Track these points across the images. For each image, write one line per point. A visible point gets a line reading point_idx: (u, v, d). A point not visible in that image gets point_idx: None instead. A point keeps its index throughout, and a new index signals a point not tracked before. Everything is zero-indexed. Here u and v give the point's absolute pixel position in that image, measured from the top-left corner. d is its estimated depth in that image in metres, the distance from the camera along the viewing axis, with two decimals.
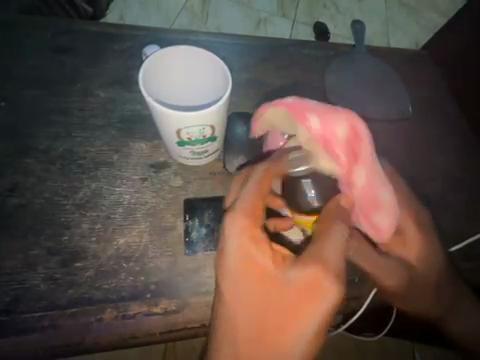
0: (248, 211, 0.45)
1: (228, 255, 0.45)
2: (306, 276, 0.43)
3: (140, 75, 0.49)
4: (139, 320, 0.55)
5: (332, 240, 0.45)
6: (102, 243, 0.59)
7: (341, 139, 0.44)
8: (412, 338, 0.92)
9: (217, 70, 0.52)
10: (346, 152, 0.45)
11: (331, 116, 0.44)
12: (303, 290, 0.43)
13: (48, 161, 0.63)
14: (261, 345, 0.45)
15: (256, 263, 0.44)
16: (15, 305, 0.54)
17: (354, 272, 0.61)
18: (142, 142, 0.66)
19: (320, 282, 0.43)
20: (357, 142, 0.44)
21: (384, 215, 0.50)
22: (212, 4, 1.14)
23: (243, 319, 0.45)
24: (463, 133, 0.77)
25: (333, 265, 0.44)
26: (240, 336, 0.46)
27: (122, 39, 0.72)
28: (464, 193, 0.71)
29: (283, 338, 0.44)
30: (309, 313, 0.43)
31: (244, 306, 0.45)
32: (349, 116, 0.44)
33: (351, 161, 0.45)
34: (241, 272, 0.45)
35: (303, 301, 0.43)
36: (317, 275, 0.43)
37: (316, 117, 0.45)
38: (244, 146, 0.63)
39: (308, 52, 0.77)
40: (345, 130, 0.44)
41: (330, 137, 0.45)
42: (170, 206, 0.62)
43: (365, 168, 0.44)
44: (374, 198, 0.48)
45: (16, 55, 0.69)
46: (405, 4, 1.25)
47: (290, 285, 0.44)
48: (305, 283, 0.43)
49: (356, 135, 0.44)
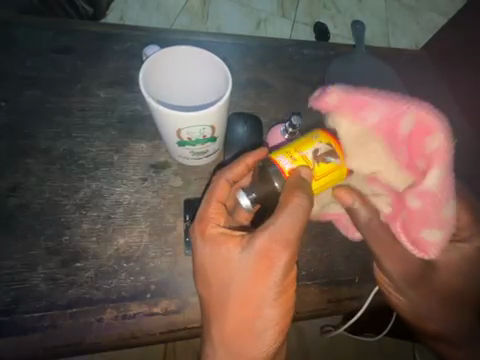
0: (210, 215, 0.52)
1: (197, 251, 0.51)
2: (260, 252, 0.48)
3: (140, 76, 0.49)
4: (140, 321, 0.55)
5: (290, 210, 0.48)
6: (102, 243, 0.59)
7: (406, 134, 0.52)
8: (412, 339, 0.92)
9: (218, 69, 0.52)
10: (408, 135, 0.52)
11: (395, 109, 0.53)
12: (259, 265, 0.48)
13: (49, 161, 0.63)
14: (238, 325, 0.50)
15: (219, 252, 0.50)
16: (15, 305, 0.54)
17: (354, 272, 0.62)
18: (142, 142, 0.66)
19: (273, 255, 0.48)
20: (426, 137, 0.50)
21: (438, 233, 0.53)
22: (212, 4, 1.14)
23: (219, 308, 0.51)
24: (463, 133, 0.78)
25: (285, 236, 0.48)
26: (217, 319, 0.51)
27: (122, 39, 0.72)
28: None
29: (251, 310, 0.50)
30: (268, 285, 0.49)
31: (214, 291, 0.51)
32: (420, 107, 0.51)
33: (411, 157, 0.52)
34: (209, 265, 0.51)
35: (261, 275, 0.48)
36: (267, 248, 0.48)
37: (403, 116, 0.52)
38: (245, 147, 0.64)
39: (309, 52, 0.76)
40: (414, 121, 0.51)
41: (396, 127, 0.53)
42: (170, 206, 0.62)
43: (436, 174, 0.49)
44: (420, 226, 0.53)
45: (16, 55, 0.69)
46: (405, 4, 1.25)
47: (247, 265, 0.49)
48: (260, 258, 0.48)
49: (424, 129, 0.50)
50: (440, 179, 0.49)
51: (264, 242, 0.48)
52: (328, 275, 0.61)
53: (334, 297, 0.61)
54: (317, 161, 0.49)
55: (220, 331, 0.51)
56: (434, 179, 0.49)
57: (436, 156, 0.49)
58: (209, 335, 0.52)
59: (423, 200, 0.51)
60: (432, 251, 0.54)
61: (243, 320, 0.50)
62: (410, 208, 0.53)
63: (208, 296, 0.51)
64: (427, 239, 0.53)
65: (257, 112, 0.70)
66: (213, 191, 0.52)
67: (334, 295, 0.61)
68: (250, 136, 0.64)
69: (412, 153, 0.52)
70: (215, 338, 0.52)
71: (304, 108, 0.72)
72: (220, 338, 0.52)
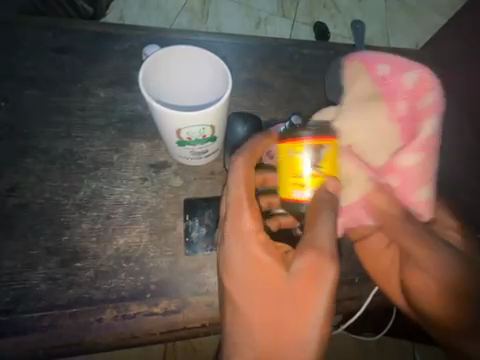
0: (245, 199, 0.50)
1: (235, 254, 0.50)
2: (309, 268, 0.47)
3: (140, 76, 0.48)
4: (140, 321, 0.56)
5: (327, 227, 0.48)
6: (102, 243, 0.59)
7: (408, 96, 0.58)
8: (413, 338, 0.92)
9: (217, 69, 0.52)
10: (407, 109, 0.57)
11: (402, 68, 0.59)
12: (304, 281, 0.47)
13: (48, 161, 0.63)
14: (278, 348, 0.47)
15: (262, 259, 0.49)
16: (15, 305, 0.54)
17: (354, 272, 0.62)
18: (142, 142, 0.66)
19: (319, 272, 0.47)
20: (417, 124, 0.56)
21: (424, 192, 0.57)
22: (212, 4, 1.14)
23: (258, 326, 0.48)
24: (464, 133, 0.77)
25: (329, 250, 0.48)
26: (251, 332, 0.48)
27: (122, 38, 0.72)
28: (467, 193, 0.71)
29: (293, 331, 0.47)
30: (314, 305, 0.47)
31: (254, 299, 0.49)
32: (421, 71, 0.59)
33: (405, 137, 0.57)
34: (249, 275, 0.49)
35: (305, 293, 0.47)
36: (319, 265, 0.47)
37: (385, 66, 0.60)
38: None
39: (309, 52, 0.76)
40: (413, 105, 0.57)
41: (399, 84, 0.59)
42: (170, 206, 0.62)
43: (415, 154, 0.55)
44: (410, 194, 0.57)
45: (16, 55, 0.69)
46: (406, 4, 1.24)
47: (291, 278, 0.47)
48: (305, 274, 0.47)
49: (418, 113, 0.57)
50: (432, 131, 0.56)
51: (310, 257, 0.47)
52: None
53: (334, 297, 0.61)
54: (318, 165, 0.46)
55: (252, 346, 0.48)
56: (409, 160, 0.55)
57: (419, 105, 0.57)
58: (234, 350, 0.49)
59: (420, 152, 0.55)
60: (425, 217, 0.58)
61: (281, 339, 0.47)
62: (403, 169, 0.55)
63: (246, 311, 0.49)
64: (418, 201, 0.57)
65: (256, 112, 0.71)
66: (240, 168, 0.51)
67: (335, 295, 0.61)
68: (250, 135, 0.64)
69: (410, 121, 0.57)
70: (242, 353, 0.48)
71: (304, 107, 0.72)
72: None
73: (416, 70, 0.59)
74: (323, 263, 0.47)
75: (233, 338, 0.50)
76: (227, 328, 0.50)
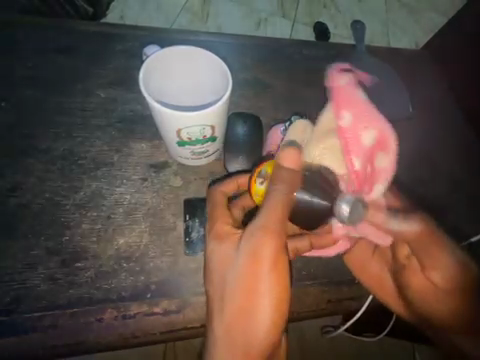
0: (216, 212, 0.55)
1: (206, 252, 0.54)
2: (248, 247, 0.46)
3: (140, 76, 0.48)
4: (140, 320, 0.56)
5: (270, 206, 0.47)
6: (102, 244, 0.59)
7: (365, 147, 0.51)
8: (412, 339, 0.92)
9: (216, 68, 0.52)
10: (363, 160, 0.50)
11: (358, 115, 0.52)
12: (247, 258, 0.46)
13: (49, 161, 0.63)
14: (237, 324, 0.48)
15: (221, 249, 0.51)
16: (15, 305, 0.54)
17: None
18: (143, 142, 0.66)
19: (258, 248, 0.46)
20: (379, 153, 0.53)
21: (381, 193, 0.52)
22: (212, 4, 1.14)
23: (220, 305, 0.50)
24: (464, 134, 0.78)
25: (267, 225, 0.46)
26: (217, 319, 0.49)
27: (122, 39, 0.72)
28: (465, 194, 0.72)
29: (248, 309, 0.47)
30: (261, 279, 0.46)
31: (216, 286, 0.50)
32: (379, 126, 0.52)
33: (364, 173, 0.51)
34: (213, 261, 0.51)
35: (250, 269, 0.46)
36: (256, 242, 0.46)
37: (348, 114, 0.52)
38: (244, 147, 0.63)
39: (309, 52, 0.76)
40: (375, 137, 0.52)
41: (356, 136, 0.51)
42: (170, 206, 0.62)
43: (383, 184, 0.53)
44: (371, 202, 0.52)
45: (16, 55, 0.69)
46: (405, 4, 1.24)
47: (238, 257, 0.48)
48: (247, 253, 0.46)
49: (382, 144, 0.53)
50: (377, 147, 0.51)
51: (251, 237, 0.46)
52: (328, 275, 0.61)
53: (334, 297, 0.61)
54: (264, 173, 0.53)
55: (221, 333, 0.49)
56: (378, 191, 0.53)
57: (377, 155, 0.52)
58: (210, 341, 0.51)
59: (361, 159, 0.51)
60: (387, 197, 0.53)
61: (241, 320, 0.47)
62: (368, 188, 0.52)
63: (211, 291, 0.51)
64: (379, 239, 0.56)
65: (256, 112, 0.71)
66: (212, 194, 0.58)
67: (334, 296, 0.61)
68: (250, 135, 0.64)
69: (367, 161, 0.51)
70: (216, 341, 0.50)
71: (303, 107, 0.72)
72: (222, 338, 0.49)
73: (373, 127, 0.52)
74: (259, 239, 0.46)
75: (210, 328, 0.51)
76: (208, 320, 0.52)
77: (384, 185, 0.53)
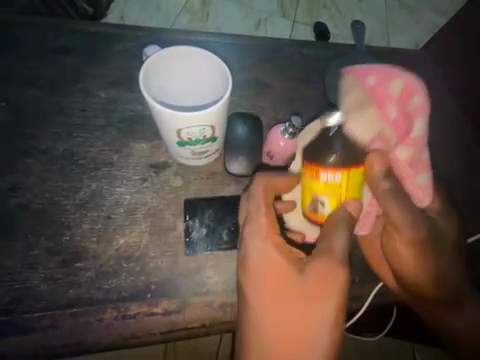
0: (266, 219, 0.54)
1: (250, 265, 0.52)
2: (319, 269, 0.51)
3: (140, 76, 0.49)
4: (140, 321, 0.56)
5: (342, 233, 0.51)
6: (102, 244, 0.59)
7: (395, 96, 0.56)
8: (412, 339, 0.92)
9: (215, 67, 0.52)
10: (399, 107, 0.56)
11: (388, 76, 0.57)
12: (317, 285, 0.50)
13: (48, 161, 0.63)
14: (291, 341, 0.50)
15: (276, 263, 0.52)
16: (15, 305, 0.54)
17: (354, 272, 0.63)
18: (143, 142, 0.66)
19: (329, 270, 0.50)
20: (410, 97, 0.56)
21: (425, 152, 0.58)
22: (213, 4, 1.14)
23: (271, 323, 0.51)
24: (464, 134, 0.78)
25: (338, 256, 0.51)
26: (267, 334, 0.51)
27: (122, 39, 0.72)
28: (465, 193, 0.72)
29: (305, 329, 0.50)
30: (326, 301, 0.50)
31: (268, 300, 0.52)
32: (404, 75, 0.57)
33: (404, 118, 0.56)
34: (263, 270, 0.52)
35: (317, 290, 0.50)
36: (327, 266, 0.51)
37: (372, 76, 0.58)
38: (246, 146, 0.63)
39: (309, 52, 0.76)
40: (403, 86, 0.57)
41: (387, 91, 0.56)
42: (170, 206, 0.62)
43: (423, 121, 0.55)
44: (419, 162, 0.58)
45: (16, 55, 0.69)
46: (405, 4, 1.24)
47: (305, 278, 0.51)
48: (316, 276, 0.51)
49: (409, 91, 0.56)
50: (422, 103, 0.56)
51: (324, 260, 0.51)
52: None
53: None
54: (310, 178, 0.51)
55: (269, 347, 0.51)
56: (420, 127, 0.55)
57: (412, 106, 0.56)
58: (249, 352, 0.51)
59: (412, 146, 0.56)
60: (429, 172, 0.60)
61: (296, 338, 0.50)
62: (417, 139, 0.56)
63: (262, 305, 0.51)
64: (419, 183, 0.59)
65: (256, 112, 0.71)
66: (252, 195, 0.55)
67: None
68: (251, 134, 0.64)
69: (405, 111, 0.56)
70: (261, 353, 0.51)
71: (304, 107, 0.72)
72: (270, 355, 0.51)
73: (399, 76, 0.57)
74: (332, 271, 0.50)
75: (252, 338, 0.52)
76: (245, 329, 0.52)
77: (423, 117, 0.56)
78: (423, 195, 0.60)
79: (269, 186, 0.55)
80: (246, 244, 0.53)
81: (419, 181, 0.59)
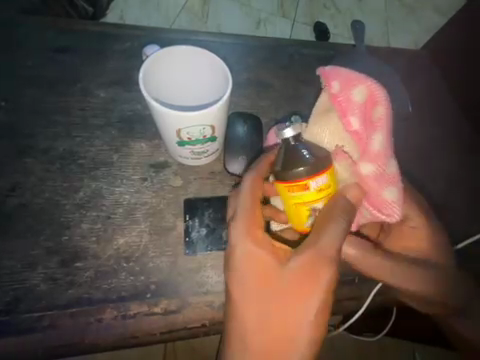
0: (254, 212, 0.51)
1: (236, 262, 0.49)
2: (303, 264, 0.47)
3: (140, 75, 0.48)
4: (139, 320, 0.56)
5: (331, 231, 0.47)
6: (102, 243, 0.59)
7: (359, 104, 0.52)
8: (412, 339, 0.92)
9: (217, 69, 0.52)
10: (360, 118, 0.52)
11: (349, 82, 0.52)
12: (302, 278, 0.47)
13: (48, 161, 0.63)
14: (274, 339, 0.48)
15: (260, 258, 0.48)
16: (15, 305, 0.54)
17: (354, 271, 0.62)
18: (142, 142, 0.66)
19: (315, 268, 0.47)
20: (373, 108, 0.52)
21: (392, 165, 0.53)
22: (213, 4, 1.14)
23: (256, 320, 0.48)
24: (464, 133, 0.78)
25: (328, 253, 0.47)
26: (250, 330, 0.48)
27: (121, 39, 0.72)
28: (465, 193, 0.72)
29: (290, 328, 0.47)
30: (310, 299, 0.47)
31: (251, 297, 0.48)
32: (365, 82, 0.52)
33: (365, 130, 0.52)
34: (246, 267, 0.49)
35: (302, 287, 0.47)
36: (312, 262, 0.47)
37: (336, 81, 0.53)
38: (245, 146, 0.63)
39: (309, 52, 0.76)
40: (364, 94, 0.52)
41: (348, 101, 0.52)
42: (170, 206, 0.62)
43: (381, 133, 0.50)
44: (383, 176, 0.51)
45: (16, 55, 0.69)
46: (405, 4, 1.24)
47: (290, 272, 0.47)
48: (301, 272, 0.47)
49: (373, 100, 0.52)
50: (384, 116, 0.51)
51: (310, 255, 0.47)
52: None
53: (334, 296, 0.61)
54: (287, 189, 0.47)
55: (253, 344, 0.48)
56: (380, 141, 0.50)
57: (377, 117, 0.51)
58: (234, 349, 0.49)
59: (375, 163, 0.50)
60: (399, 188, 0.53)
61: (279, 336, 0.48)
62: (365, 178, 0.51)
63: (245, 302, 0.48)
64: (386, 200, 0.52)
65: (256, 112, 0.71)
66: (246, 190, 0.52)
67: (334, 295, 0.61)
68: (250, 134, 0.64)
69: (367, 122, 0.52)
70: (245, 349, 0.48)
71: (304, 107, 0.72)
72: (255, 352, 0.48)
73: (362, 84, 0.52)
74: (318, 263, 0.47)
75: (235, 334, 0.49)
76: (228, 325, 0.50)
77: (384, 134, 0.51)
78: (391, 212, 0.53)
79: (258, 178, 0.53)
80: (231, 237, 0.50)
81: (388, 197, 0.52)
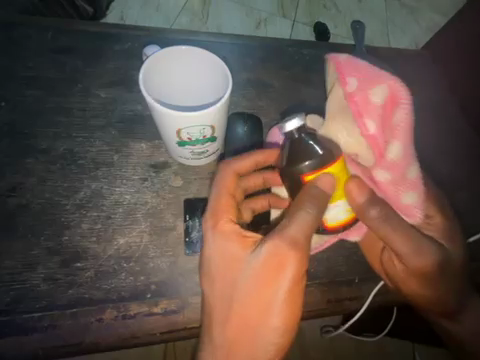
0: (224, 207, 0.51)
1: (208, 258, 0.50)
2: (265, 257, 0.45)
3: (140, 76, 0.48)
4: (139, 320, 0.56)
5: (298, 219, 0.45)
6: (102, 244, 0.59)
7: (378, 106, 0.50)
8: (412, 339, 0.92)
9: (217, 69, 0.52)
10: (378, 123, 0.51)
11: (372, 81, 0.50)
12: (262, 276, 0.45)
13: (48, 161, 0.63)
14: (241, 332, 0.46)
15: (227, 251, 0.48)
16: (15, 305, 0.54)
17: (354, 272, 0.62)
18: (143, 142, 0.66)
19: (277, 261, 0.44)
20: (394, 110, 0.51)
21: (414, 169, 0.53)
22: (212, 4, 1.14)
23: (221, 314, 0.48)
24: (465, 134, 0.78)
25: (290, 242, 0.45)
26: (220, 323, 0.47)
27: (122, 39, 0.72)
28: (465, 195, 0.72)
29: (256, 321, 0.46)
30: (273, 292, 0.45)
31: (220, 290, 0.48)
32: (390, 81, 0.50)
33: (383, 134, 0.51)
34: (214, 260, 0.49)
35: (264, 280, 0.45)
36: (272, 254, 0.45)
37: (353, 78, 0.52)
38: (244, 147, 0.63)
39: (309, 52, 0.76)
40: (384, 96, 0.50)
41: (368, 102, 0.50)
42: (170, 206, 0.62)
43: (400, 142, 0.50)
44: (403, 178, 0.53)
45: (16, 55, 0.69)
46: (405, 5, 1.24)
47: (252, 264, 0.45)
48: (262, 265, 0.45)
49: (394, 101, 0.51)
50: (406, 120, 0.50)
51: (271, 245, 0.45)
52: (328, 275, 0.61)
53: (334, 297, 0.61)
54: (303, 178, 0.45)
55: (222, 336, 0.47)
56: (397, 150, 0.51)
57: (397, 123, 0.50)
58: (208, 340, 0.49)
59: (393, 172, 0.52)
60: (421, 193, 0.54)
61: (246, 330, 0.46)
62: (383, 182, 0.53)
63: (215, 294, 0.48)
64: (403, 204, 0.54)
65: (256, 112, 0.71)
66: (222, 180, 0.53)
67: (334, 296, 0.61)
68: (250, 134, 0.64)
69: (385, 126, 0.51)
70: (214, 340, 0.48)
71: (303, 107, 0.72)
72: (218, 347, 0.47)
73: (386, 81, 0.50)
74: (274, 256, 0.44)
75: (208, 326, 0.49)
76: (205, 318, 0.50)
77: (402, 144, 0.50)
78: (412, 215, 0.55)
79: (230, 168, 0.55)
80: (205, 233, 0.51)
81: (403, 201, 0.54)
